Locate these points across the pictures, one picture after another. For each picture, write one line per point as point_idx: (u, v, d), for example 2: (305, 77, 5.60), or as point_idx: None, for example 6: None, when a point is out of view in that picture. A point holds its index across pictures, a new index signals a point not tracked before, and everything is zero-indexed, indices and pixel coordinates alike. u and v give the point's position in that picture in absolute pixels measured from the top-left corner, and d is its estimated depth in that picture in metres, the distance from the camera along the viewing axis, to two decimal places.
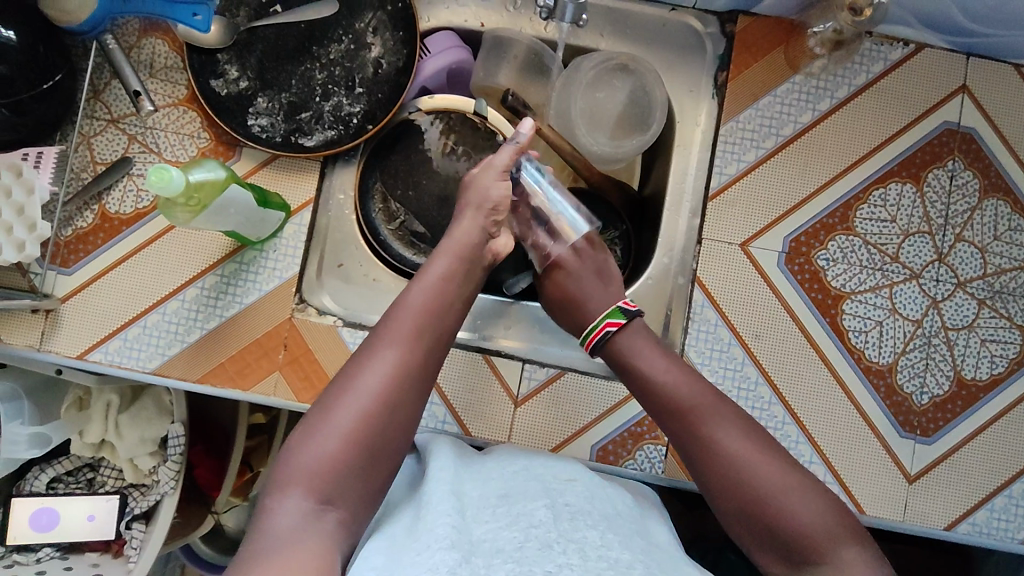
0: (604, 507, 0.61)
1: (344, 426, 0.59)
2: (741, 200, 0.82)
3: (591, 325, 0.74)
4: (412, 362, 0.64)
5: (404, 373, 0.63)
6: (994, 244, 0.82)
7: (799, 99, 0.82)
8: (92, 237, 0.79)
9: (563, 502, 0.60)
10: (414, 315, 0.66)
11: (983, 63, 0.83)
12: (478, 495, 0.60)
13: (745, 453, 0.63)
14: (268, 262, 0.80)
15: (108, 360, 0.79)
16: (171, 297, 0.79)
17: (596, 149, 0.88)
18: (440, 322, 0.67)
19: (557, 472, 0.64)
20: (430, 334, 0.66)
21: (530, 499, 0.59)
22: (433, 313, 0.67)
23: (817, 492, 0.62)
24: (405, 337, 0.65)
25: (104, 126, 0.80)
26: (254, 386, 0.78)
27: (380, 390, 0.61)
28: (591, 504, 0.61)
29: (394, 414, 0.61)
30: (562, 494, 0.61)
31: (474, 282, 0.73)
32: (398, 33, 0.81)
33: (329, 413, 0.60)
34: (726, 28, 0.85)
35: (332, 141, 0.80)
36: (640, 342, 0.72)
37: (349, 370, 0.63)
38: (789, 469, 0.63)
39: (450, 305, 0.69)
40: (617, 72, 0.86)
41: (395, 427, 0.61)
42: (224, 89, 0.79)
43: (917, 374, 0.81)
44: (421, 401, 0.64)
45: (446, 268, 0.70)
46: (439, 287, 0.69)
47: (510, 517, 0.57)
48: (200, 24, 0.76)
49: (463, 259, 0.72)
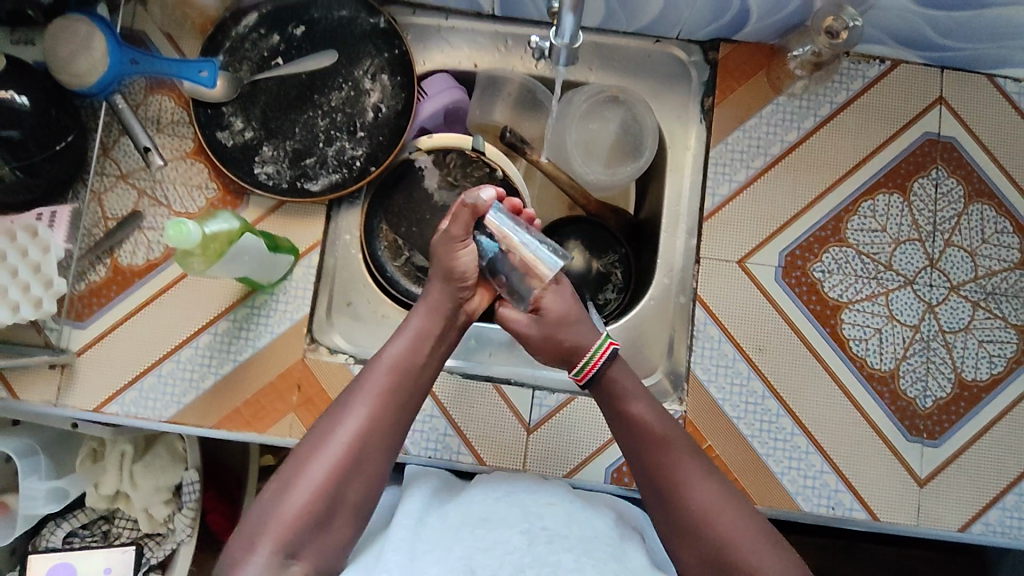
0: (582, 531, 0.62)
1: (312, 479, 0.61)
2: (736, 218, 0.85)
3: (590, 352, 0.72)
4: (382, 420, 0.66)
5: (374, 430, 0.65)
6: (982, 247, 0.85)
7: (783, 119, 0.86)
8: (105, 290, 0.81)
9: (541, 526, 0.62)
10: (389, 372, 0.68)
11: (956, 75, 0.87)
12: (457, 520, 0.63)
13: (711, 507, 0.64)
14: (278, 305, 0.81)
15: (124, 411, 0.79)
16: (184, 344, 0.80)
17: (592, 178, 0.92)
18: (414, 378, 0.69)
19: (537, 497, 0.66)
20: (405, 390, 0.68)
21: (508, 526, 0.61)
22: (408, 368, 0.69)
23: (779, 546, 0.62)
24: (378, 394, 0.66)
25: (114, 182, 0.82)
26: (269, 428, 0.79)
27: (350, 445, 0.63)
28: (569, 527, 0.62)
29: (364, 470, 0.63)
30: (540, 518, 0.63)
31: (450, 337, 0.75)
32: (396, 78, 0.84)
33: (302, 466, 0.62)
34: (709, 56, 0.88)
35: (337, 184, 0.82)
36: (621, 381, 0.71)
37: (324, 423, 0.65)
38: (749, 520, 0.63)
39: (427, 360, 0.71)
40: (608, 104, 0.90)
41: (364, 483, 0.63)
42: (230, 140, 0.82)
43: (920, 378, 0.83)
44: (389, 457, 0.66)
45: (424, 325, 0.72)
46: (415, 342, 0.71)
47: (482, 543, 0.59)
48: (206, 80, 0.80)
49: (440, 319, 0.73)
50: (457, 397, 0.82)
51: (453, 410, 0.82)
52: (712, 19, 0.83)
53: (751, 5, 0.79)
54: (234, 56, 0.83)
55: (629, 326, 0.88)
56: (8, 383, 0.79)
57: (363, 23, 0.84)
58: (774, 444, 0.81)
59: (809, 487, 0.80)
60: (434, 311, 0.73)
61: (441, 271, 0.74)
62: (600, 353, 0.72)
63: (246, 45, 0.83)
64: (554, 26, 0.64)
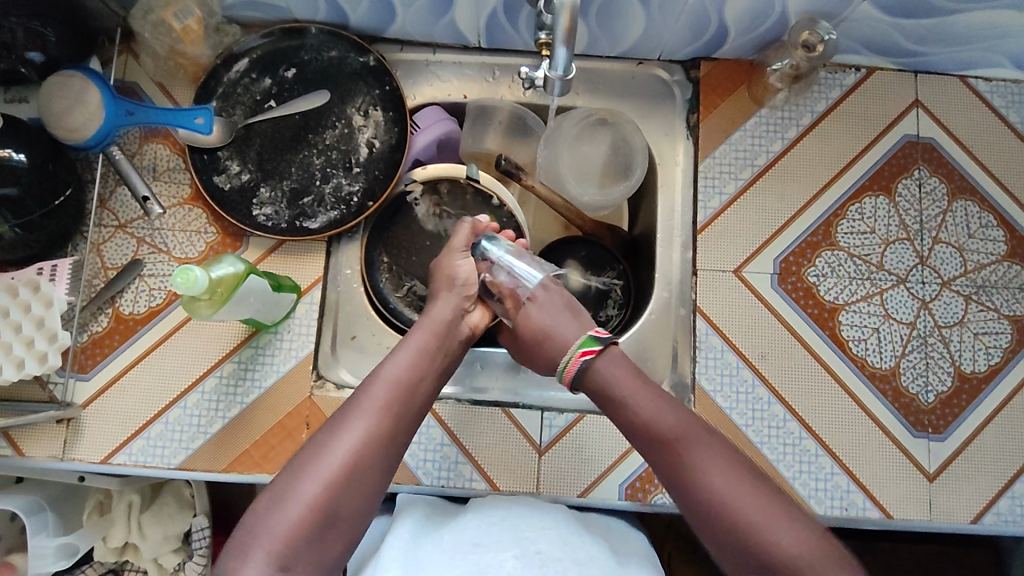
0: (578, 553, 0.64)
1: (307, 492, 0.61)
2: (729, 229, 0.87)
3: (566, 356, 0.73)
4: (378, 434, 0.66)
5: (372, 446, 0.65)
6: (970, 242, 0.87)
7: (767, 131, 0.88)
8: (108, 340, 0.81)
9: (535, 549, 0.63)
10: (388, 388, 0.69)
11: (930, 78, 0.90)
12: (450, 545, 0.65)
13: (726, 489, 0.64)
14: (283, 343, 0.81)
15: (132, 461, 0.79)
16: (191, 389, 0.80)
17: (587, 199, 0.93)
18: (412, 395, 0.70)
19: (531, 521, 0.67)
20: (403, 407, 0.68)
21: (501, 549, 0.63)
22: (407, 384, 0.69)
23: (802, 527, 0.62)
24: (376, 409, 0.67)
25: (112, 232, 0.82)
26: (280, 468, 0.79)
27: (346, 459, 0.63)
28: (563, 550, 0.64)
29: (359, 485, 0.63)
30: (534, 542, 0.64)
31: (449, 355, 0.75)
32: (388, 114, 0.86)
33: (296, 480, 0.62)
34: (690, 74, 0.91)
35: (336, 221, 0.83)
36: (617, 368, 0.72)
37: (320, 438, 0.65)
38: (770, 498, 0.64)
39: (425, 377, 0.71)
40: (597, 127, 0.92)
41: (358, 498, 0.63)
42: (227, 184, 0.83)
43: (920, 374, 0.84)
44: (385, 474, 0.66)
45: (421, 343, 0.73)
46: (413, 359, 0.71)
47: (476, 567, 0.61)
48: (202, 126, 0.80)
49: (438, 336, 0.74)
50: (466, 424, 0.83)
51: (463, 437, 0.82)
52: (692, 39, 0.85)
53: (729, 23, 0.82)
54: (226, 102, 0.84)
55: (632, 341, 0.89)
56: (14, 441, 0.78)
57: (353, 63, 0.86)
58: (783, 450, 0.82)
59: (821, 490, 0.81)
60: (434, 331, 0.75)
61: (444, 281, 0.79)
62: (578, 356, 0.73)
63: (238, 89, 0.85)
64: (547, 58, 0.66)
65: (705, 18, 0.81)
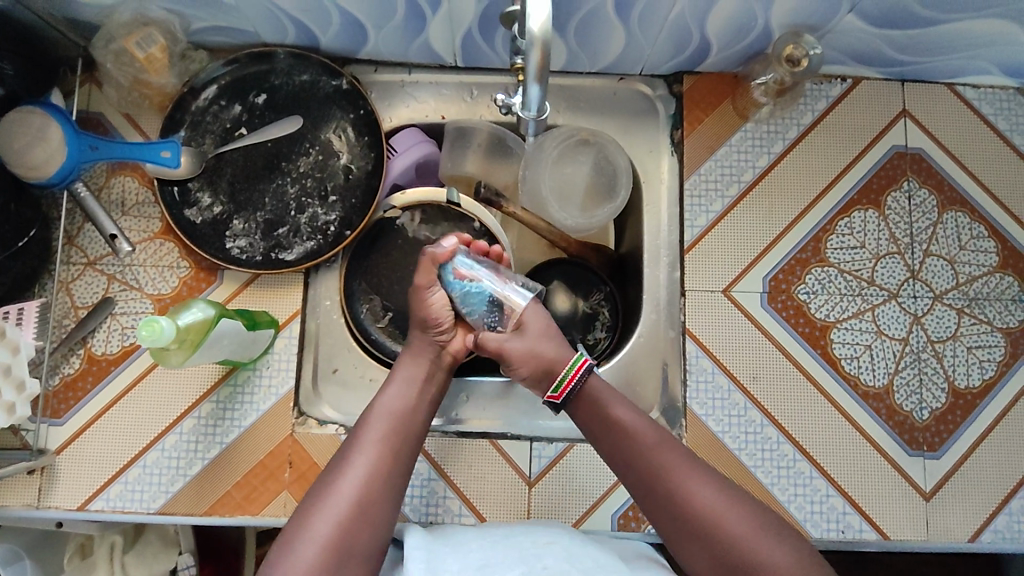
0: (585, 563, 0.63)
1: (319, 534, 0.59)
2: (716, 248, 0.85)
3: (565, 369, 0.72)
4: (383, 469, 0.64)
5: (377, 479, 0.63)
6: (961, 254, 0.85)
7: (752, 145, 0.86)
8: (81, 382, 0.78)
9: (542, 565, 0.61)
10: (388, 421, 0.68)
11: (917, 87, 0.88)
12: (456, 567, 0.63)
13: (714, 507, 0.63)
14: (262, 380, 0.79)
15: (110, 506, 0.76)
16: (169, 431, 0.78)
17: (570, 223, 0.91)
18: (409, 427, 0.68)
19: (535, 539, 0.66)
20: (402, 439, 0.67)
21: (507, 568, 0.61)
22: (402, 416, 0.68)
23: (792, 540, 0.62)
24: (374, 442, 0.66)
25: (81, 270, 0.80)
26: (263, 509, 0.76)
27: (354, 495, 0.62)
28: (571, 563, 0.62)
29: (369, 520, 0.61)
30: (540, 559, 0.62)
31: (440, 383, 0.74)
32: (364, 139, 0.83)
33: (304, 522, 0.60)
34: (674, 89, 0.89)
35: (313, 252, 0.81)
36: (605, 394, 0.72)
37: (324, 480, 0.64)
38: (758, 513, 0.64)
39: (420, 407, 0.70)
40: (579, 148, 0.89)
41: (370, 534, 0.61)
42: (199, 217, 0.80)
43: (914, 391, 0.83)
44: (396, 507, 0.64)
45: (410, 373, 0.72)
46: (407, 390, 0.71)
47: None
48: (169, 160, 0.78)
49: (423, 364, 0.73)
50: (453, 457, 0.81)
51: (451, 471, 0.80)
52: (674, 53, 0.83)
53: (711, 37, 0.80)
54: (196, 131, 0.81)
55: (620, 366, 0.87)
56: None
57: (325, 86, 0.83)
58: (777, 473, 0.81)
59: (817, 513, 0.80)
60: (424, 361, 0.74)
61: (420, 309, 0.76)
62: (579, 365, 0.72)
63: (207, 118, 0.82)
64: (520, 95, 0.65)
65: (687, 33, 0.79)
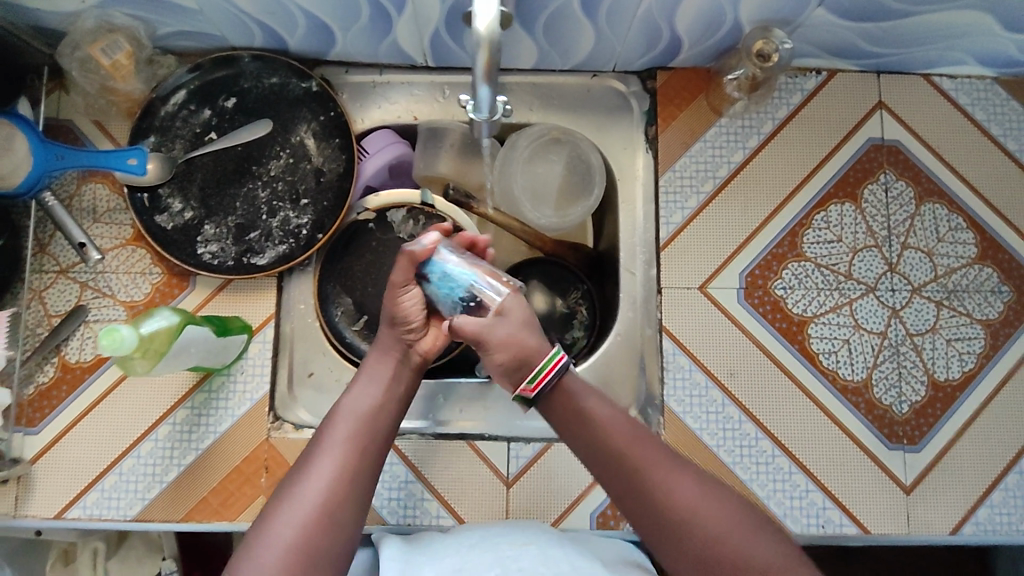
0: (561, 566, 0.62)
1: (282, 539, 0.58)
2: (692, 244, 0.84)
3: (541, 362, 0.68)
4: (348, 470, 0.63)
5: (341, 481, 0.62)
6: (940, 246, 0.85)
7: (727, 140, 0.86)
8: (55, 391, 0.78)
9: (517, 568, 0.61)
10: (351, 421, 0.67)
11: (892, 78, 0.88)
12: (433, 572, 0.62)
13: (683, 500, 0.63)
14: (237, 385, 0.79)
15: (87, 515, 0.76)
16: (144, 438, 0.77)
17: (542, 222, 0.90)
18: (376, 427, 0.68)
19: (512, 540, 0.66)
20: (370, 439, 0.67)
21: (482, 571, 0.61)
22: (369, 415, 0.68)
23: (765, 532, 0.62)
24: (341, 442, 0.65)
25: (54, 278, 0.79)
26: (240, 515, 0.76)
27: (317, 500, 0.61)
28: (545, 565, 0.61)
29: (334, 522, 0.60)
30: (515, 561, 0.62)
31: (410, 381, 0.73)
32: (334, 141, 0.83)
33: (265, 528, 0.59)
34: (647, 85, 0.88)
35: (285, 255, 0.80)
36: (582, 387, 0.70)
37: (290, 481, 0.63)
38: (730, 506, 0.63)
39: (389, 405, 0.70)
40: (551, 146, 0.89)
41: (336, 534, 0.61)
42: (170, 223, 0.80)
43: (893, 385, 0.82)
44: (363, 508, 0.63)
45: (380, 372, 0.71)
46: (376, 389, 0.70)
47: None
48: (136, 167, 0.77)
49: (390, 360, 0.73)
50: (430, 459, 0.80)
51: (429, 472, 0.80)
52: (646, 50, 0.82)
53: (681, 33, 0.79)
54: (165, 136, 0.81)
55: (597, 365, 0.86)
56: None
57: (295, 89, 0.83)
58: (756, 469, 0.80)
59: (797, 508, 0.80)
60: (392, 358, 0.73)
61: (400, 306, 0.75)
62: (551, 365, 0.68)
63: (176, 123, 0.81)
64: (471, 99, 0.65)
65: (657, 29, 0.78)
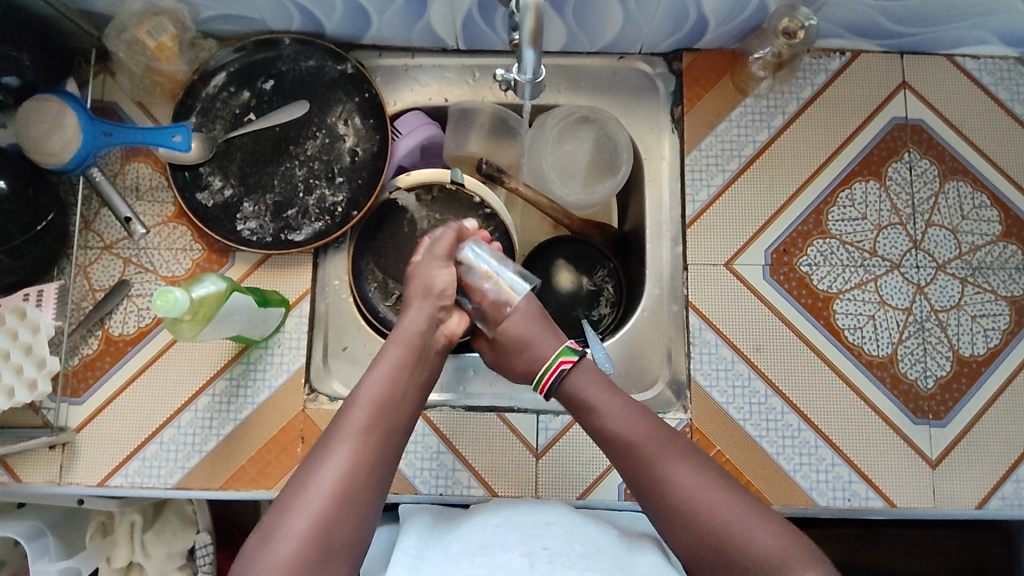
0: (585, 547, 0.63)
1: (300, 528, 0.59)
2: (718, 222, 0.86)
3: (544, 366, 0.74)
4: (366, 458, 0.64)
5: (361, 470, 0.63)
6: (964, 223, 0.86)
7: (753, 120, 0.87)
8: (100, 362, 0.80)
9: (542, 546, 0.62)
10: (370, 409, 0.67)
11: (916, 58, 0.89)
12: (458, 550, 0.64)
13: (694, 488, 0.64)
14: (274, 357, 0.81)
15: (129, 482, 0.79)
16: (184, 408, 0.80)
17: (571, 199, 0.93)
18: (395, 415, 0.68)
19: (535, 518, 0.67)
20: (388, 427, 0.67)
21: (507, 550, 0.62)
22: (386, 406, 0.67)
23: (777, 522, 0.63)
24: (357, 434, 0.65)
25: (98, 254, 0.82)
26: (277, 483, 0.78)
27: (335, 490, 0.61)
28: (570, 544, 0.63)
29: (352, 511, 0.61)
30: (540, 538, 0.63)
31: (427, 369, 0.73)
32: (369, 121, 0.85)
33: (285, 515, 0.60)
34: (673, 67, 0.90)
35: (321, 232, 0.83)
36: (589, 382, 0.72)
37: (302, 475, 0.63)
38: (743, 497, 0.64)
39: (405, 395, 0.69)
40: (580, 124, 0.91)
41: (354, 526, 0.61)
42: (210, 200, 0.83)
43: (918, 360, 0.83)
44: (375, 501, 0.63)
45: (399, 358, 0.71)
46: (393, 378, 0.69)
47: (484, 568, 0.60)
48: (181, 144, 0.80)
49: (411, 347, 0.72)
50: (460, 431, 0.82)
51: (460, 444, 0.82)
52: (672, 31, 0.84)
53: (708, 14, 0.81)
54: (206, 117, 0.84)
55: (623, 341, 0.88)
56: (10, 468, 0.78)
57: (331, 71, 0.85)
58: (782, 442, 0.81)
59: (823, 482, 0.80)
60: (409, 346, 0.72)
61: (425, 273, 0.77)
62: (554, 368, 0.73)
63: (217, 104, 0.84)
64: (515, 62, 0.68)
65: (684, 10, 0.80)
